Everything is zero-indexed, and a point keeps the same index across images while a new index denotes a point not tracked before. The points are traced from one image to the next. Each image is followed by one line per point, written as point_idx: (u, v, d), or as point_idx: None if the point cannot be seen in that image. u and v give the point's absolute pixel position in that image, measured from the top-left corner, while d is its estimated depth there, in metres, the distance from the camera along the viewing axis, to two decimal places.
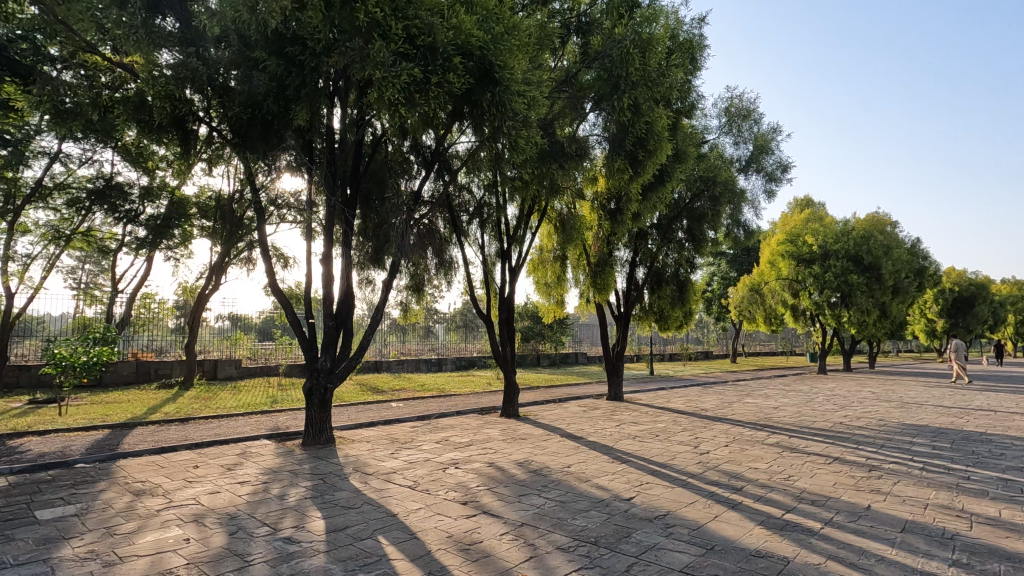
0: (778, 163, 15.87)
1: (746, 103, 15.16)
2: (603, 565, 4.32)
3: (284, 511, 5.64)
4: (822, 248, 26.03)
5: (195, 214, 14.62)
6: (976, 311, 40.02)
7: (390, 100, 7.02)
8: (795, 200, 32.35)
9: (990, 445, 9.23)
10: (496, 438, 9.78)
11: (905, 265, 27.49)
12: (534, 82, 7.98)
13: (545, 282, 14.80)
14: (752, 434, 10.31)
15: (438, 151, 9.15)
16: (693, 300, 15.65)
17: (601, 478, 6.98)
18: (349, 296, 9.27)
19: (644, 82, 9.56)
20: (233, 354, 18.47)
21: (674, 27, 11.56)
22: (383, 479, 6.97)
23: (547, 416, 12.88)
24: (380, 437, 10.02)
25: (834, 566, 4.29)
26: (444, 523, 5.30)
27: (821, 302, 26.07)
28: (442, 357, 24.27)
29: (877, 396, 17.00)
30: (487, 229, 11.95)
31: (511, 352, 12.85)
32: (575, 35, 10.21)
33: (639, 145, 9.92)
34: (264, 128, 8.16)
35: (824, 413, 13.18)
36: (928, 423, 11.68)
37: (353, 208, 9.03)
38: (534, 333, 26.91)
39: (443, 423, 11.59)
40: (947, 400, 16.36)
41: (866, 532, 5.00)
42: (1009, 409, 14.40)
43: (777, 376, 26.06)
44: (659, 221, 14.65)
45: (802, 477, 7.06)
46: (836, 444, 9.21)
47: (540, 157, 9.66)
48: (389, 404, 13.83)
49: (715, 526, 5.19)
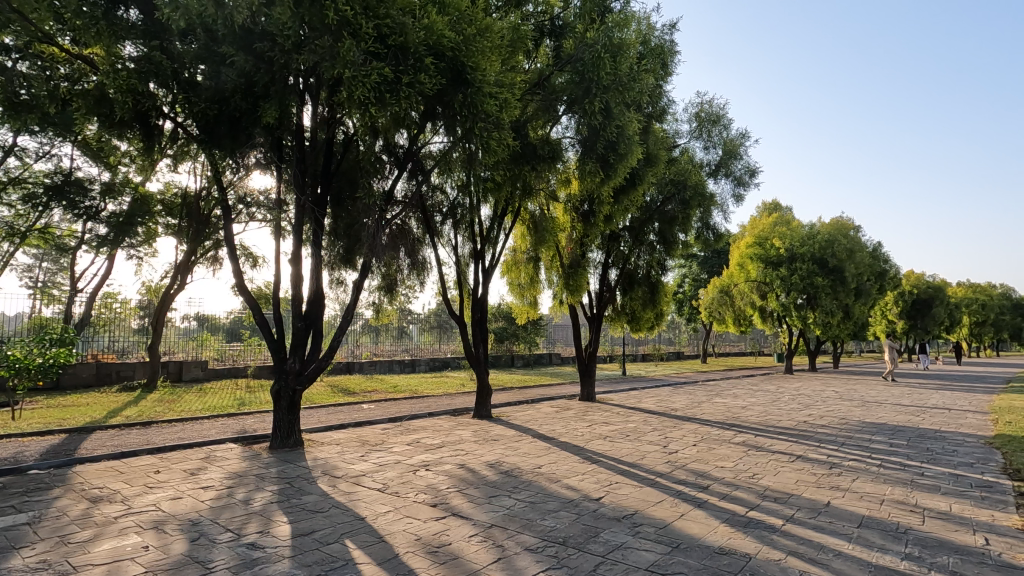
0: (746, 168, 16.17)
1: (716, 108, 15.49)
2: (570, 565, 4.35)
3: (249, 516, 5.53)
4: (788, 251, 26.77)
5: (161, 211, 14.12)
6: (934, 312, 41.58)
7: (361, 98, 7.00)
8: (763, 204, 33.07)
9: (944, 442, 9.58)
10: (468, 440, 9.76)
11: (867, 268, 28.39)
12: (506, 84, 8.01)
13: (518, 283, 14.85)
14: (720, 433, 10.50)
15: (411, 151, 9.11)
16: (664, 301, 15.82)
17: (571, 479, 7.03)
18: (318, 296, 9.13)
19: (616, 86, 9.67)
20: (199, 355, 18.01)
21: (646, 32, 11.74)
22: (352, 482, 6.89)
23: (520, 417, 12.92)
24: (350, 439, 9.89)
25: (794, 562, 4.41)
26: (413, 526, 5.26)
27: (787, 304, 26.73)
28: (415, 358, 24.13)
29: (840, 396, 17.53)
30: (460, 230, 11.96)
31: (484, 353, 12.84)
32: (548, 38, 10.33)
33: (610, 149, 10.04)
34: (231, 124, 7.97)
35: (789, 412, 13.55)
36: (887, 421, 12.08)
37: (323, 207, 8.93)
38: (507, 334, 26.96)
39: (415, 425, 11.50)
40: (906, 399, 16.98)
41: (825, 528, 5.15)
42: (962, 407, 15.02)
43: (746, 376, 26.66)
44: (631, 224, 14.84)
45: (766, 475, 7.24)
46: (799, 443, 9.48)
47: (512, 158, 9.72)
48: (360, 406, 13.69)
49: (681, 525, 5.29)
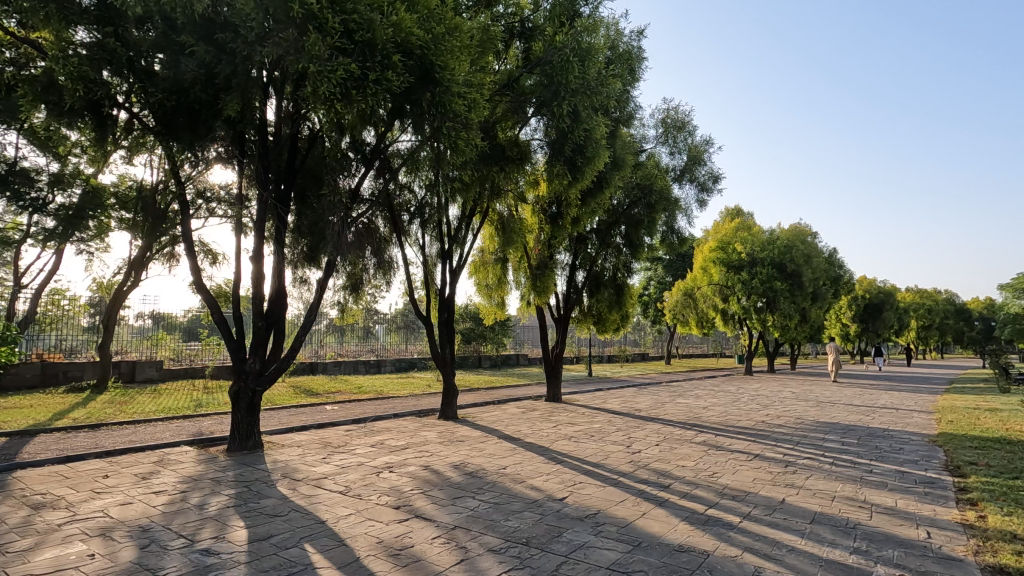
0: (710, 174, 16.54)
1: (682, 114, 15.82)
2: (533, 565, 4.37)
3: (203, 521, 5.35)
4: (749, 256, 27.56)
5: (114, 204, 13.61)
6: (884, 316, 43.44)
7: (325, 94, 6.86)
8: (726, 209, 33.87)
9: (891, 440, 10.01)
10: (432, 441, 9.68)
11: (823, 273, 29.44)
12: (475, 85, 8.02)
13: (485, 283, 14.84)
14: (682, 433, 10.71)
15: (378, 148, 8.97)
16: (630, 303, 16.01)
17: (536, 479, 7.06)
18: (281, 295, 8.92)
19: (584, 90, 9.73)
20: (154, 355, 17.36)
21: (615, 38, 11.92)
22: (313, 485, 6.75)
23: (486, 417, 12.92)
24: (312, 441, 9.69)
25: (750, 558, 4.53)
26: (375, 529, 5.20)
27: (748, 307, 27.53)
28: (381, 358, 23.82)
29: (796, 396, 18.15)
30: (428, 230, 11.90)
31: (451, 354, 12.78)
32: (518, 40, 10.37)
33: (578, 152, 10.13)
34: (190, 115, 7.70)
35: (748, 412, 13.95)
36: (840, 421, 12.52)
37: (287, 204, 8.74)
38: (475, 334, 26.93)
39: (379, 426, 11.34)
40: (857, 399, 17.71)
41: (780, 525, 5.32)
42: (909, 407, 15.75)
43: (707, 377, 27.29)
44: (598, 226, 15.03)
45: (724, 473, 7.43)
46: (757, 442, 9.76)
47: (481, 159, 9.70)
48: (324, 407, 13.42)
49: (643, 523, 5.37)
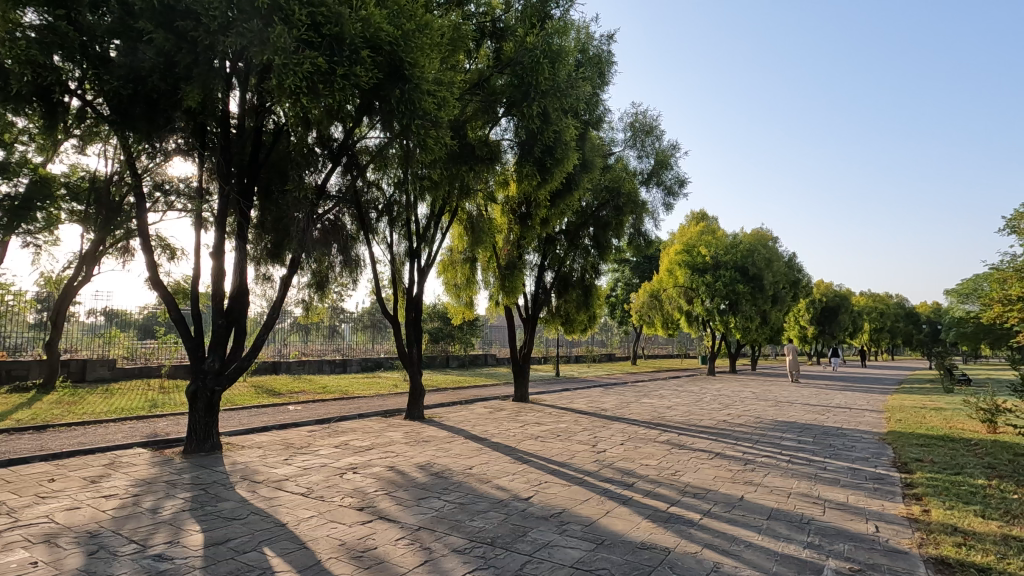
0: (676, 178, 16.87)
1: (650, 119, 16.10)
2: (497, 564, 4.37)
3: (156, 526, 5.17)
4: (713, 259, 28.24)
5: (64, 196, 13.02)
6: (840, 319, 45.12)
7: (291, 88, 6.71)
8: (692, 213, 34.61)
9: (844, 439, 10.42)
10: (398, 441, 9.58)
11: (783, 277, 30.37)
12: (445, 83, 7.99)
13: (454, 283, 14.79)
14: (647, 432, 10.90)
15: (346, 144, 8.82)
16: (597, 304, 16.18)
17: (501, 479, 7.07)
18: (243, 292, 8.68)
19: (554, 92, 9.76)
20: (107, 354, 16.66)
21: (585, 41, 12.05)
22: (274, 487, 6.60)
23: (453, 417, 12.88)
24: (274, 442, 9.47)
25: (709, 554, 4.64)
26: (337, 531, 5.11)
27: (711, 309, 28.21)
28: (347, 358, 23.47)
29: (756, 396, 18.69)
30: (396, 228, 11.81)
31: (418, 353, 12.67)
32: (489, 40, 10.38)
33: (547, 153, 10.19)
34: (148, 105, 7.41)
35: (710, 411, 14.31)
36: (798, 420, 12.93)
37: (249, 198, 8.52)
38: (443, 334, 26.81)
39: (344, 427, 11.17)
40: (813, 398, 18.37)
41: (738, 521, 5.46)
42: (861, 406, 16.40)
43: (672, 377, 27.81)
44: (567, 227, 15.18)
45: (686, 472, 7.59)
46: (718, 441, 10.01)
47: (450, 158, 9.65)
48: (286, 408, 13.14)
49: (607, 522, 5.44)
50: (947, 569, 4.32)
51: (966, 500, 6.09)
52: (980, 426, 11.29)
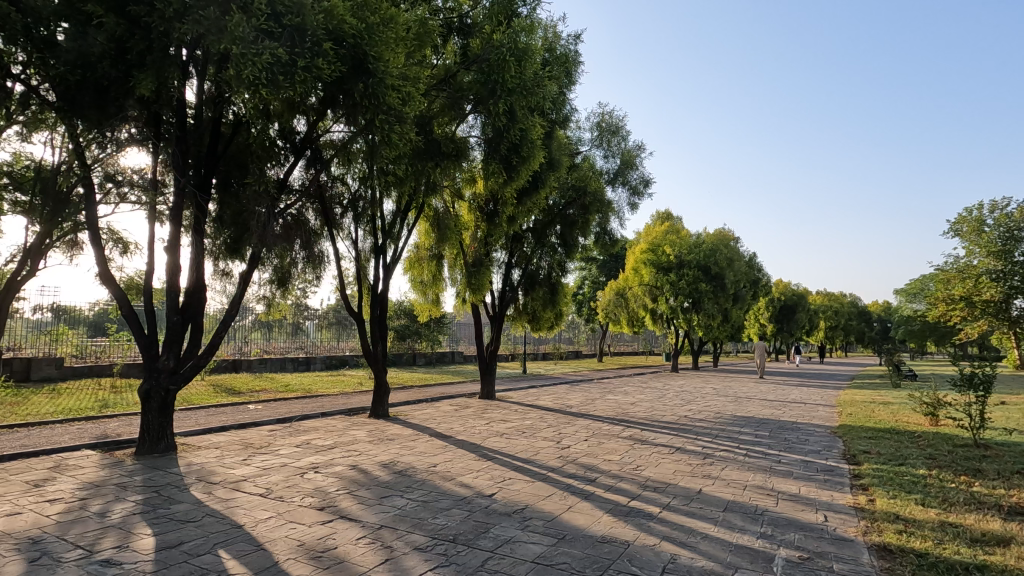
0: (642, 179, 17.09)
1: (616, 119, 16.35)
2: (459, 561, 4.38)
3: (104, 531, 4.97)
4: (677, 258, 28.80)
5: (6, 185, 12.33)
6: (797, 317, 46.74)
7: (249, 78, 6.50)
8: (657, 212, 35.14)
9: (799, 433, 10.79)
10: (361, 440, 9.45)
11: (744, 276, 31.22)
12: (411, 78, 7.90)
13: (420, 280, 14.70)
14: (610, 428, 11.07)
15: (309, 138, 8.63)
16: (564, 301, 16.28)
17: (465, 476, 7.07)
18: (199, 288, 8.41)
19: (521, 90, 9.72)
20: (54, 352, 15.90)
21: (552, 40, 12.15)
22: (230, 488, 6.43)
23: (418, 415, 12.80)
24: (232, 442, 9.22)
25: (667, 546, 4.76)
26: (296, 531, 5.02)
27: (675, 307, 28.80)
28: (311, 355, 23.06)
29: (716, 392, 19.18)
30: (362, 223, 11.66)
31: (382, 351, 12.51)
32: (456, 35, 10.36)
33: (513, 151, 10.20)
34: (98, 93, 7.12)
35: (672, 407, 14.62)
36: (755, 415, 13.32)
37: (207, 191, 8.26)
38: (409, 332, 26.60)
39: (305, 426, 10.94)
40: (771, 394, 18.97)
41: (696, 513, 5.62)
42: (815, 401, 17.02)
43: (637, 374, 28.28)
44: (535, 225, 15.26)
45: (648, 466, 7.74)
46: (679, 436, 10.23)
47: (415, 154, 9.55)
48: (246, 407, 12.82)
49: (569, 517, 5.51)
50: (888, 555, 4.54)
51: (908, 489, 6.41)
52: (923, 419, 11.86)
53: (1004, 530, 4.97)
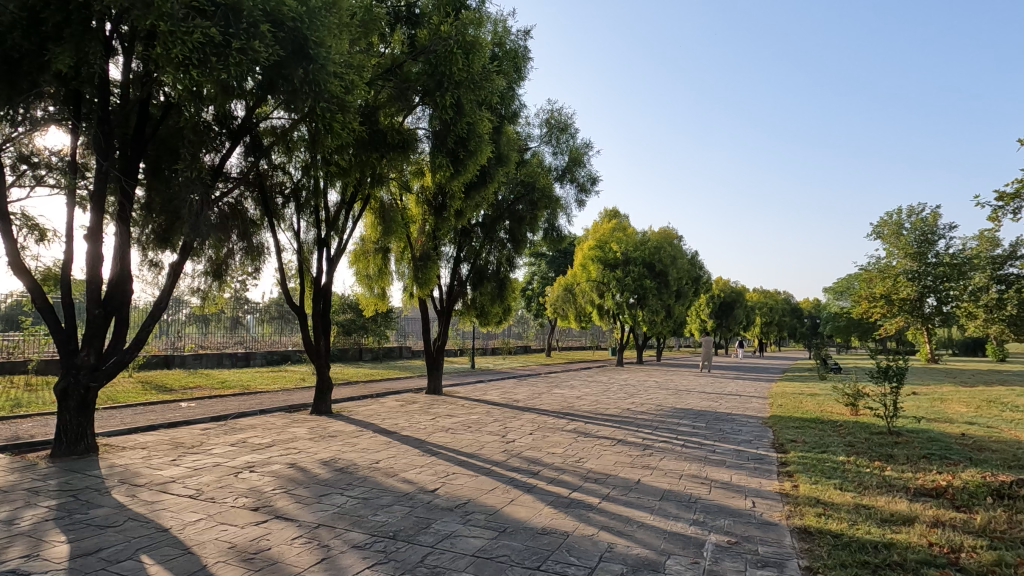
0: (589, 176, 17.32)
1: (565, 117, 16.53)
2: (398, 558, 4.33)
3: (11, 540, 4.61)
4: (623, 255, 29.45)
5: None
6: (735, 313, 48.95)
7: (178, 58, 6.15)
8: (606, 209, 35.70)
9: (733, 423, 11.31)
10: (301, 437, 9.18)
11: (686, 273, 32.36)
12: (355, 67, 7.73)
13: (366, 273, 14.45)
14: (555, 422, 11.24)
15: (246, 124, 8.26)
16: (512, 296, 16.31)
17: (409, 472, 6.99)
18: (124, 280, 7.90)
19: (469, 83, 9.63)
20: None
21: (502, 35, 12.14)
22: (157, 490, 6.10)
23: (363, 411, 12.58)
24: (161, 442, 8.75)
25: (604, 535, 4.88)
26: (228, 533, 4.83)
27: (621, 303, 29.46)
28: (250, 351, 22.16)
29: (659, 386, 19.79)
30: (304, 214, 11.32)
31: (325, 346, 12.18)
32: (404, 25, 10.26)
33: (460, 145, 10.13)
34: (7, 65, 6.54)
35: (616, 400, 14.99)
36: (694, 407, 13.86)
37: (133, 176, 7.76)
38: (356, 326, 26.08)
39: (242, 424, 10.52)
40: (709, 387, 19.78)
41: (634, 503, 5.79)
42: (749, 393, 17.89)
43: (584, 368, 28.77)
44: (483, 220, 15.24)
45: (590, 458, 7.92)
46: (621, 428, 10.51)
47: (359, 145, 9.33)
48: (177, 405, 12.18)
49: (510, 509, 5.57)
50: (808, 537, 4.83)
51: (828, 475, 6.85)
52: (845, 409, 12.67)
53: (910, 509, 5.39)
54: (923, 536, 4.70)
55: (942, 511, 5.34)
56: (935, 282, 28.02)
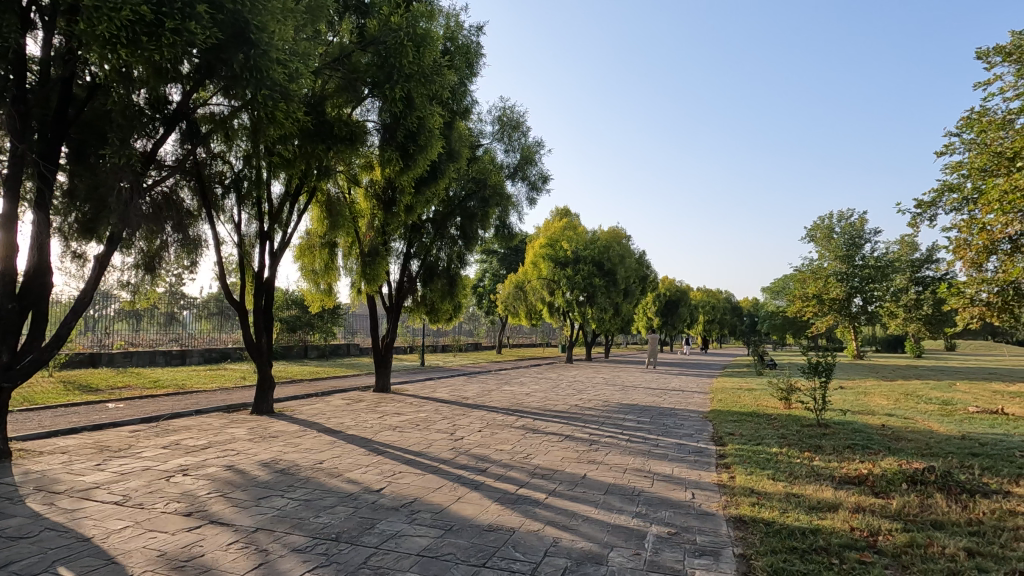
0: (540, 175, 17.45)
1: (517, 115, 16.56)
2: (340, 560, 4.23)
3: None
4: (574, 253, 29.86)
5: None
6: (680, 311, 50.62)
7: (104, 35, 5.77)
8: (557, 208, 36.04)
9: (676, 418, 11.70)
10: (240, 438, 8.81)
11: (634, 272, 33.17)
12: (300, 55, 7.45)
13: (312, 268, 14.03)
14: (504, 418, 11.29)
15: (182, 109, 7.84)
16: (462, 293, 16.23)
17: (353, 472, 6.84)
18: (42, 272, 7.32)
19: (419, 77, 9.47)
20: None
21: (453, 30, 12.04)
22: (78, 498, 5.71)
23: (308, 410, 12.23)
24: (84, 446, 8.19)
25: (550, 530, 4.94)
26: (157, 540, 4.58)
27: (571, 301, 29.87)
28: (186, 348, 21.09)
29: (607, 382, 20.22)
30: (246, 206, 10.87)
31: (266, 343, 11.75)
32: (353, 14, 9.98)
33: (410, 139, 10.02)
34: None
35: (564, 397, 15.21)
36: (639, 402, 14.24)
37: (54, 161, 7.21)
38: (301, 323, 25.32)
39: (175, 425, 10.00)
40: (654, 383, 20.39)
41: (579, 498, 5.89)
42: (691, 389, 18.56)
43: (534, 365, 28.99)
44: (434, 216, 15.08)
45: (537, 454, 7.99)
46: (569, 424, 10.66)
47: (304, 136, 9.03)
48: (104, 406, 11.45)
49: (457, 507, 5.54)
50: (742, 526, 5.06)
51: (762, 466, 7.19)
52: (779, 403, 13.36)
53: (835, 496, 5.74)
54: (846, 521, 5.01)
55: (863, 498, 5.71)
56: (861, 283, 30.03)
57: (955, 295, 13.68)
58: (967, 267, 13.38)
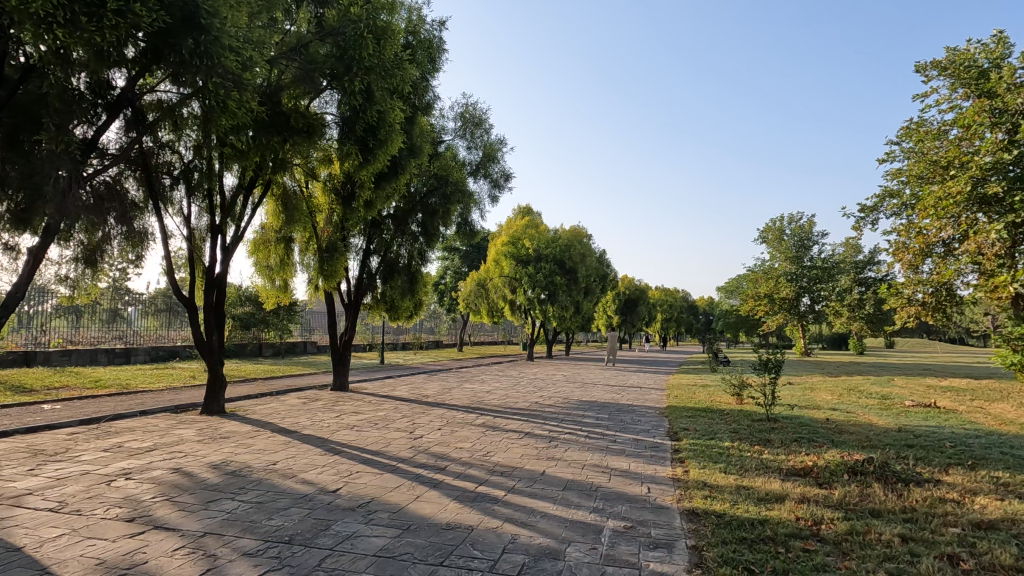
0: (502, 172, 17.45)
1: (480, 112, 16.50)
2: (293, 563, 4.13)
3: None
4: (535, 252, 29.99)
5: None
6: (638, 310, 51.60)
7: (40, 14, 5.42)
8: (520, 206, 36.11)
9: (633, 414, 11.92)
10: (188, 440, 8.47)
11: (594, 271, 33.59)
12: (255, 43, 7.19)
13: (267, 264, 13.64)
14: (464, 416, 11.25)
15: (126, 95, 7.46)
16: (423, 291, 16.07)
17: (308, 473, 6.68)
18: None
19: (380, 70, 9.22)
20: None
21: (414, 24, 11.87)
22: (8, 505, 5.37)
23: (262, 410, 11.88)
24: (15, 450, 7.70)
25: (508, 527, 4.95)
26: (97, 548, 4.36)
27: (532, 298, 30.00)
28: (131, 346, 20.13)
29: (567, 379, 20.41)
30: (196, 198, 10.45)
31: (218, 342, 11.31)
32: (311, 4, 9.70)
33: (370, 133, 9.85)
34: None
35: (524, 394, 15.28)
36: (598, 399, 14.45)
37: None
38: (255, 320, 24.55)
39: (118, 427, 9.53)
40: (613, 380, 20.71)
41: (538, 494, 5.92)
42: (649, 385, 18.95)
43: (496, 363, 29.04)
44: (394, 212, 14.87)
45: (497, 452, 7.99)
46: (529, 421, 10.72)
47: (259, 127, 8.76)
48: (38, 407, 10.81)
49: (415, 507, 5.49)
50: (694, 518, 5.20)
51: (715, 459, 7.41)
52: (731, 399, 13.78)
53: (782, 488, 5.97)
54: (792, 511, 5.22)
55: (808, 489, 5.96)
56: (809, 283, 31.29)
57: (894, 295, 14.43)
58: (905, 268, 14.13)
